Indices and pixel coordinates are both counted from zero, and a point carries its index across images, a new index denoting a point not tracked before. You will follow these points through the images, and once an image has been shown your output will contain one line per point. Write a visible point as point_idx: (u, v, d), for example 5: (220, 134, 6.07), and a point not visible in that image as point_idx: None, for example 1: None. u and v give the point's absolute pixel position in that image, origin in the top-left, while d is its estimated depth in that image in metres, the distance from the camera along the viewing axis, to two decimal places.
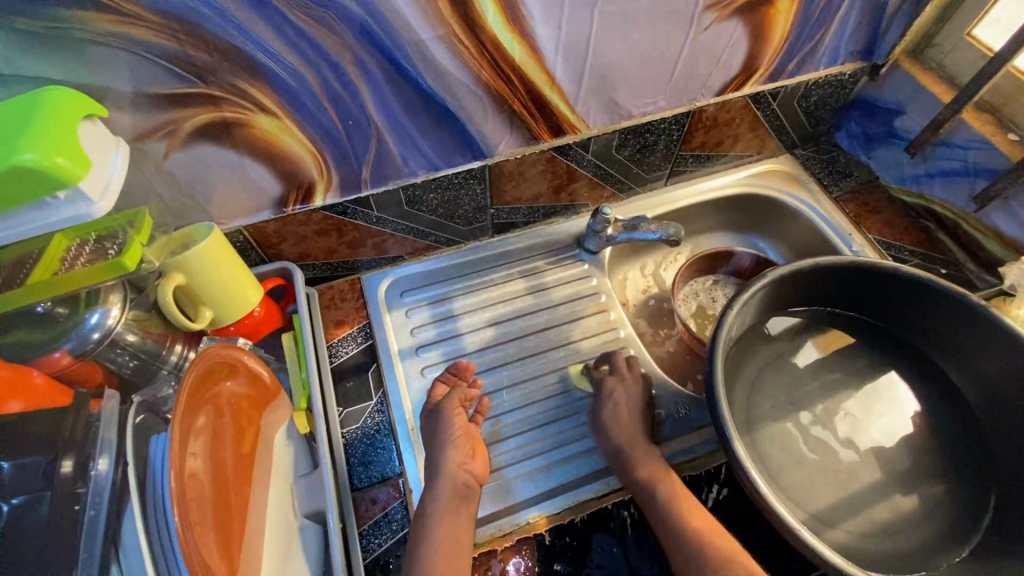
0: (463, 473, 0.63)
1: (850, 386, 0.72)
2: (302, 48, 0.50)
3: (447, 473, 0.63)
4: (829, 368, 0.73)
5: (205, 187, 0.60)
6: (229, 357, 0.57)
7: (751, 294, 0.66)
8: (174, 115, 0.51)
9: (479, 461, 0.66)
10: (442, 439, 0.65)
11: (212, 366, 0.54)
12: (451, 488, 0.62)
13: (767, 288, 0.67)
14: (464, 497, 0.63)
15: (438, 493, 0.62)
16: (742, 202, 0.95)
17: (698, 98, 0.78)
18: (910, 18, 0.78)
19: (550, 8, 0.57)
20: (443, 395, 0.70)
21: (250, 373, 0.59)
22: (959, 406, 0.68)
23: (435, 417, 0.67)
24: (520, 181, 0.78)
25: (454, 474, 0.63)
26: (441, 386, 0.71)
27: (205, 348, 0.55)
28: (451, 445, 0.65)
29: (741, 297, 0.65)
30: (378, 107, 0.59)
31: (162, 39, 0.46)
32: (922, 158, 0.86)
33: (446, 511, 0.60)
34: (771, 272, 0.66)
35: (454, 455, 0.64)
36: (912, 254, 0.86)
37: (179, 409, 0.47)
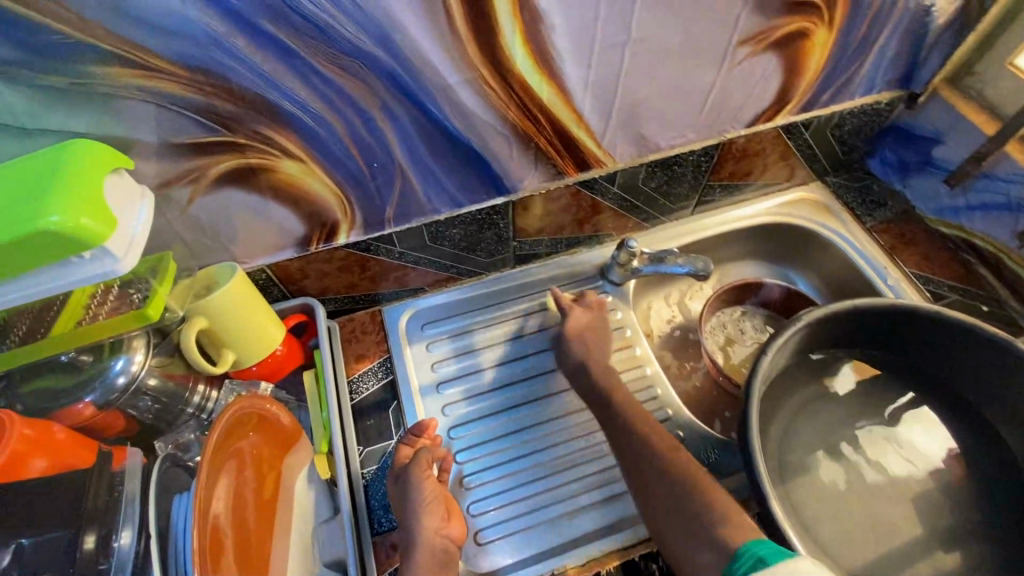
0: (442, 540, 0.60)
1: (890, 431, 0.69)
2: (328, 95, 0.49)
3: (424, 541, 0.59)
4: (867, 412, 0.70)
5: (228, 229, 0.59)
6: (256, 407, 0.56)
7: (787, 338, 0.64)
8: (199, 162, 0.51)
9: (456, 524, 0.63)
10: (413, 506, 0.61)
11: (239, 416, 0.54)
12: (428, 554, 0.58)
13: (802, 331, 0.65)
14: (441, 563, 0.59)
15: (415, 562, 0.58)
16: (771, 231, 0.93)
17: (728, 130, 0.75)
18: (952, 46, 0.75)
19: (580, 49, 0.55)
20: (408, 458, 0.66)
21: (273, 422, 0.59)
22: (1007, 457, 0.65)
23: (400, 480, 0.64)
24: (544, 214, 0.77)
25: (432, 540, 0.59)
26: (403, 448, 0.67)
27: (233, 400, 0.55)
28: (428, 510, 0.61)
29: (775, 342, 0.62)
30: (403, 149, 0.58)
31: (188, 91, 0.45)
32: (962, 189, 0.83)
33: None
34: (806, 315, 0.64)
35: (430, 521, 0.60)
36: (950, 289, 0.82)
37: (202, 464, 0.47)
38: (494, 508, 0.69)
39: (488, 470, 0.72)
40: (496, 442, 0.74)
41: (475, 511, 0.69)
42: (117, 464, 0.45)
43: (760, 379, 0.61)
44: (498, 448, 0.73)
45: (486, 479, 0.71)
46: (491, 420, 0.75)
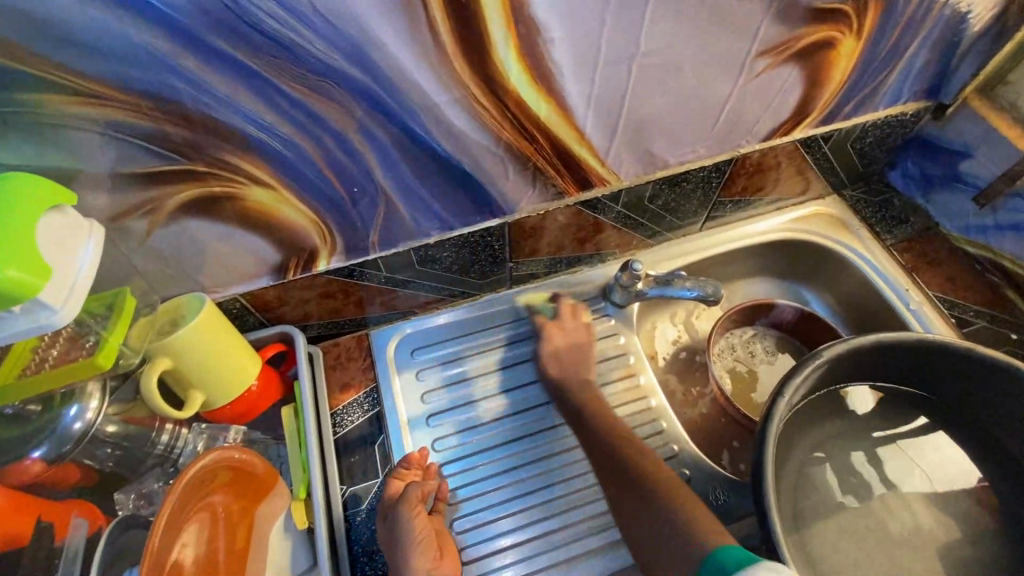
0: None
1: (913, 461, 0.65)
2: (298, 118, 0.44)
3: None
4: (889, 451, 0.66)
5: (194, 259, 0.54)
6: (234, 458, 0.53)
7: (805, 377, 0.58)
8: (155, 193, 0.45)
9: (448, 562, 0.59)
10: (403, 545, 0.57)
11: (211, 469, 0.51)
12: None
13: (821, 369, 0.59)
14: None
15: None
16: (785, 248, 0.87)
17: (743, 145, 0.69)
18: (986, 54, 0.69)
19: (583, 64, 0.49)
20: (399, 492, 0.62)
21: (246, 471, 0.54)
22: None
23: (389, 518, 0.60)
24: (543, 234, 0.71)
25: None
26: (394, 481, 0.63)
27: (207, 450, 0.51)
28: (418, 548, 0.57)
29: (793, 383, 0.57)
30: (386, 172, 0.52)
31: (135, 118, 0.40)
32: (992, 208, 0.77)
33: None
34: (827, 352, 0.59)
35: (420, 561, 0.56)
36: (977, 314, 0.77)
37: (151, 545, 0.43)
38: (488, 554, 0.65)
39: (481, 512, 0.67)
40: (491, 479, 0.69)
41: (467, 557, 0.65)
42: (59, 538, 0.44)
43: (776, 425, 0.56)
44: (493, 487, 0.68)
45: (480, 521, 0.67)
46: (486, 455, 0.70)
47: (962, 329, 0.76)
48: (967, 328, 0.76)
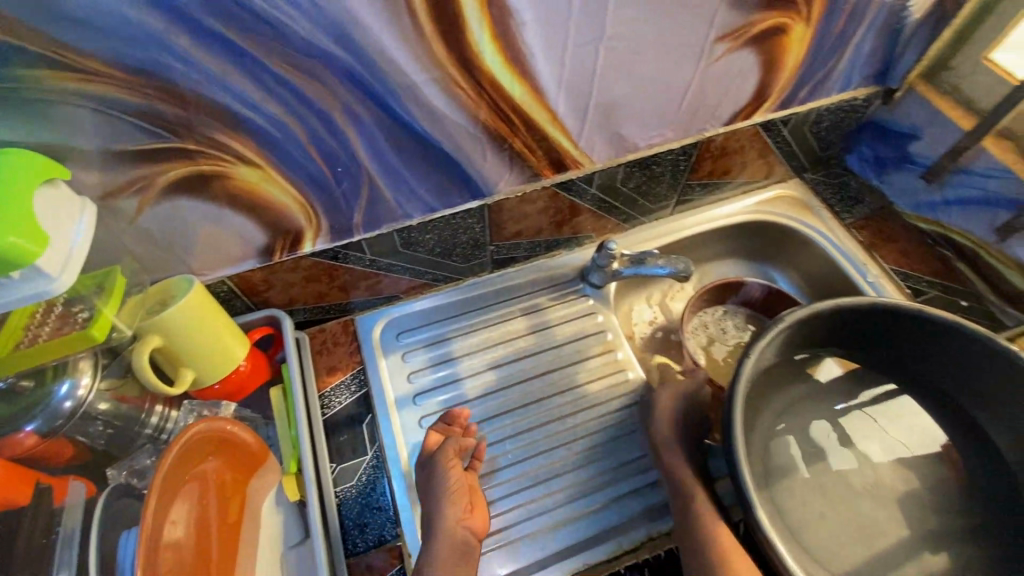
0: (463, 531, 0.58)
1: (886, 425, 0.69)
2: (284, 98, 0.46)
3: (446, 531, 0.58)
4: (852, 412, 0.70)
5: (184, 240, 0.56)
6: (208, 431, 0.53)
7: (770, 340, 0.62)
8: (147, 171, 0.47)
9: (479, 515, 0.61)
10: (437, 494, 0.60)
11: (192, 443, 0.51)
12: (449, 546, 0.56)
13: (785, 333, 0.63)
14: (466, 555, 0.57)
15: (435, 552, 0.56)
16: (752, 230, 0.92)
17: (707, 128, 0.74)
18: (927, 42, 0.75)
19: (553, 46, 0.52)
20: (436, 445, 0.65)
21: (237, 445, 0.56)
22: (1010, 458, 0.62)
23: (428, 469, 0.63)
24: (522, 216, 0.75)
25: (452, 532, 0.58)
26: (434, 433, 0.66)
27: (184, 428, 0.51)
28: (449, 500, 0.60)
29: (759, 345, 0.61)
30: (369, 152, 0.55)
31: (128, 95, 0.42)
32: (939, 184, 0.82)
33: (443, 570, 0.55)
34: (789, 316, 0.63)
35: (451, 511, 0.59)
36: (930, 285, 0.82)
37: (154, 489, 0.45)
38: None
39: None
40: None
41: None
42: (57, 499, 0.45)
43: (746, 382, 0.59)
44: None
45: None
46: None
47: (916, 298, 0.81)
48: (920, 297, 0.81)
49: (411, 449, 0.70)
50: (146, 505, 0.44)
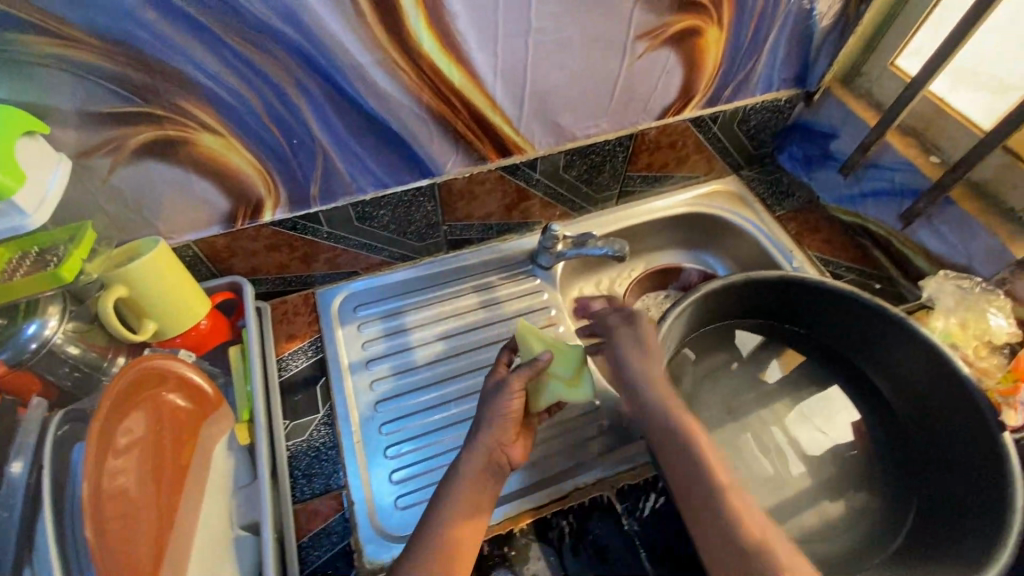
0: (502, 455, 0.62)
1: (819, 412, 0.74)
2: (243, 71, 0.53)
3: (485, 450, 0.61)
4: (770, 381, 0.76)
5: (153, 202, 0.62)
6: (136, 378, 0.56)
7: (684, 308, 0.69)
8: (118, 133, 0.53)
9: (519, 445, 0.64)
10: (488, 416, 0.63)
11: (143, 378, 0.57)
12: (483, 464, 0.61)
13: (699, 303, 0.70)
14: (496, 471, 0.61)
15: (470, 465, 0.60)
16: (693, 221, 0.99)
17: (640, 121, 0.81)
18: (836, 49, 0.83)
19: (484, 35, 0.60)
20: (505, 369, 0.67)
21: (189, 383, 0.61)
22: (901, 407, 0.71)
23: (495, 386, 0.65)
24: (471, 198, 0.81)
25: (492, 452, 0.61)
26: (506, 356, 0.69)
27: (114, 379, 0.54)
28: (499, 424, 0.62)
29: (673, 312, 0.68)
30: (322, 127, 0.62)
31: (101, 60, 0.48)
32: (855, 178, 0.90)
33: (472, 484, 0.60)
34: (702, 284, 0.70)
35: (496, 435, 0.62)
36: (848, 270, 0.89)
37: (102, 412, 0.51)
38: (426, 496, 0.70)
39: (415, 439, 0.74)
40: (450, 428, 0.75)
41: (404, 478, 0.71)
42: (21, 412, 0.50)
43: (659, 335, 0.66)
44: (451, 434, 0.75)
45: (428, 467, 0.72)
46: (446, 408, 0.77)
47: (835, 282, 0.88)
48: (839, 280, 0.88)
49: (362, 409, 0.75)
50: (92, 426, 0.49)
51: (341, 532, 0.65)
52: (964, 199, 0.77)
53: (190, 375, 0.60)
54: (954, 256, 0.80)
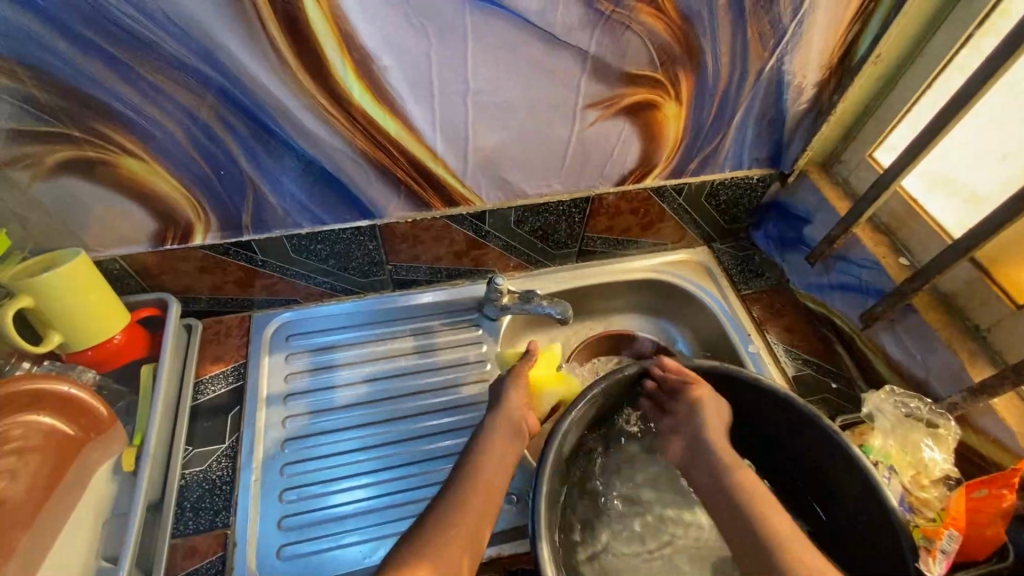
0: (520, 416, 0.71)
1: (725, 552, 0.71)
2: (164, 104, 0.54)
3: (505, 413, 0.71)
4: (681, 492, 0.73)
5: (78, 217, 0.62)
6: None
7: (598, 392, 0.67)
8: (37, 150, 0.55)
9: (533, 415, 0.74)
10: (506, 388, 0.74)
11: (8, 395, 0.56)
12: (505, 424, 0.70)
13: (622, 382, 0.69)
14: (517, 433, 0.70)
15: (495, 425, 0.70)
16: (654, 288, 0.94)
17: (597, 186, 0.79)
18: (810, 133, 0.80)
19: (419, 91, 0.59)
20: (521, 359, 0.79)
21: (69, 404, 0.60)
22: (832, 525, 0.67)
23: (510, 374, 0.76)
24: (416, 243, 0.79)
25: (511, 413, 0.71)
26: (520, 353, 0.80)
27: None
28: (515, 391, 0.73)
29: (591, 393, 0.66)
30: (250, 163, 0.62)
31: (18, 83, 0.50)
32: (824, 268, 0.86)
33: (497, 440, 0.68)
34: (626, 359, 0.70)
35: (514, 400, 0.72)
36: (805, 364, 0.83)
37: None
38: (326, 548, 0.67)
39: (320, 484, 0.72)
40: (436, 461, 0.75)
41: (301, 523, 0.68)
42: None
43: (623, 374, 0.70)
44: (435, 467, 0.74)
45: (395, 501, 0.71)
46: (426, 441, 0.76)
47: (792, 374, 0.82)
48: (794, 374, 0.81)
49: (269, 445, 0.73)
50: None
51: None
52: (926, 308, 0.73)
53: (71, 390, 0.60)
54: (913, 367, 0.75)
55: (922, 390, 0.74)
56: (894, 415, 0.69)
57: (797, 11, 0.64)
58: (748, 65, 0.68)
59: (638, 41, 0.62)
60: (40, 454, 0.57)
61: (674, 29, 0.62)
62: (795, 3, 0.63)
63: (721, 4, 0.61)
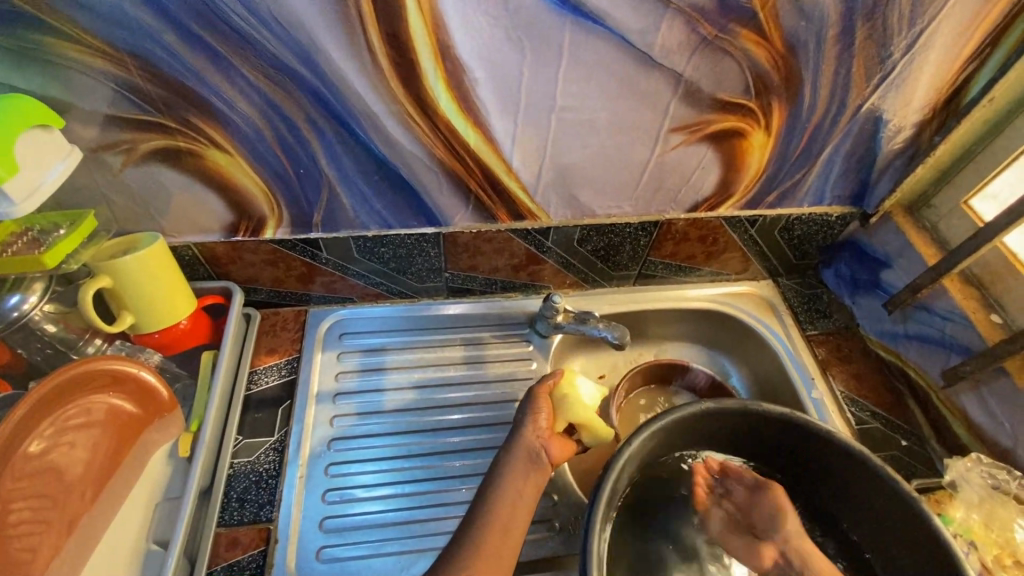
0: (537, 449, 0.63)
1: None
2: (257, 102, 0.55)
3: (521, 444, 0.64)
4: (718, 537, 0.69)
5: (161, 203, 0.63)
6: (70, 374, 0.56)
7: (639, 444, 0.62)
8: (131, 136, 0.56)
9: (558, 445, 0.66)
10: (524, 415, 0.66)
11: (82, 374, 0.57)
12: (525, 453, 0.63)
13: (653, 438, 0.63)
14: (537, 467, 0.63)
15: (513, 455, 0.63)
16: (712, 319, 0.90)
17: (667, 211, 0.77)
18: (901, 174, 0.76)
19: (505, 104, 0.59)
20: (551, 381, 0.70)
21: (136, 383, 0.62)
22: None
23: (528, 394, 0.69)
24: (477, 253, 0.78)
25: (528, 444, 0.64)
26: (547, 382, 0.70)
27: (38, 383, 0.54)
28: (534, 420, 0.65)
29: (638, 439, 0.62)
30: (330, 162, 0.62)
31: (122, 71, 0.51)
32: (901, 316, 0.81)
33: (516, 472, 0.61)
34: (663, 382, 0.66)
35: (530, 430, 0.65)
36: (874, 416, 0.76)
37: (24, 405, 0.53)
38: (362, 555, 0.66)
39: (363, 488, 0.71)
40: (478, 477, 0.73)
41: (341, 527, 0.68)
42: None
43: None
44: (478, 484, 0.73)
45: (434, 515, 0.70)
46: (468, 456, 0.75)
47: (856, 426, 0.75)
48: (862, 427, 0.75)
49: (315, 442, 0.73)
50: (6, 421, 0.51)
51: (253, 570, 0.61)
52: None
53: (141, 374, 0.62)
54: (997, 435, 0.70)
55: (1006, 460, 0.69)
56: (981, 486, 0.65)
57: (909, 47, 0.60)
58: (847, 99, 0.64)
59: (735, 67, 0.59)
60: (99, 429, 0.60)
61: (775, 59, 0.59)
62: (908, 39, 0.59)
63: (830, 35, 0.58)
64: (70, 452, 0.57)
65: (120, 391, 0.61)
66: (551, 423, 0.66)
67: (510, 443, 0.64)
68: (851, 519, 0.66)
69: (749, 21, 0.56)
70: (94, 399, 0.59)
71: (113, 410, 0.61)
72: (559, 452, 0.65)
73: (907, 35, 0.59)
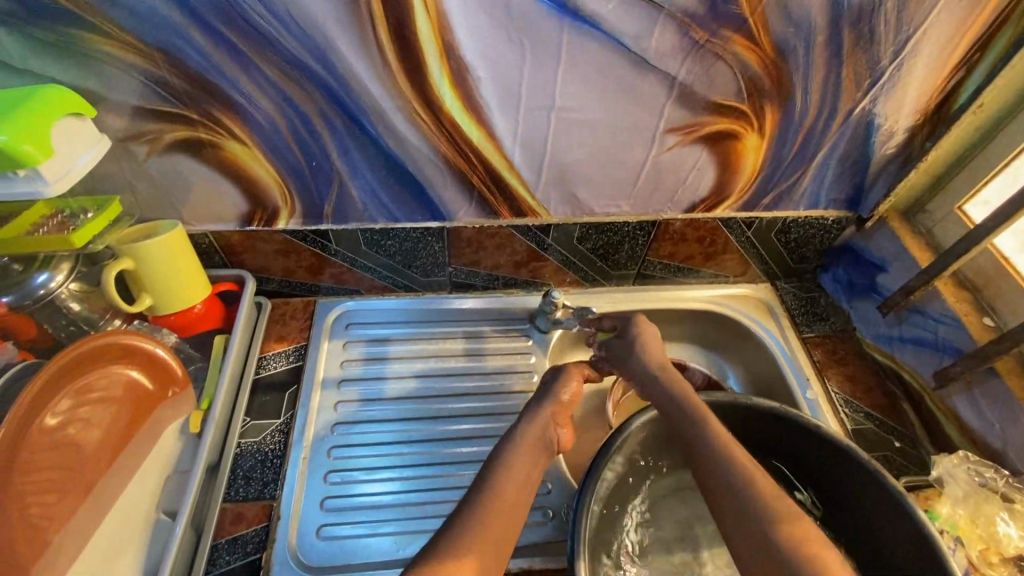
0: (550, 430, 0.68)
1: None
2: (273, 95, 0.59)
3: (540, 419, 0.68)
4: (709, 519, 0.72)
5: (181, 191, 0.67)
6: (90, 346, 0.60)
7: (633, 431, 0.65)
8: (157, 127, 0.60)
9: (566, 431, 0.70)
10: (548, 393, 0.71)
11: (101, 346, 0.62)
12: (537, 427, 0.67)
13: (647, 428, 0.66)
14: (545, 446, 0.67)
15: (529, 423, 0.68)
16: (710, 320, 0.91)
17: (664, 211, 0.79)
18: (896, 179, 0.77)
19: (507, 103, 0.62)
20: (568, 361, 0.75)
21: (147, 355, 0.66)
22: None
23: (554, 373, 0.74)
24: (480, 249, 0.81)
25: (545, 424, 0.68)
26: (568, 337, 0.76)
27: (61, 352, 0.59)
28: (550, 401, 0.70)
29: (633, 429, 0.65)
30: (341, 156, 0.65)
31: (151, 65, 0.55)
32: (896, 319, 0.82)
33: (525, 444, 0.65)
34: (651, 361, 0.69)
35: (546, 409, 0.69)
36: (868, 417, 0.77)
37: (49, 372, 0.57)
38: (360, 534, 0.68)
39: (362, 471, 0.73)
40: (475, 464, 0.75)
41: (339, 507, 0.70)
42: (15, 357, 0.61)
43: (659, 379, 0.70)
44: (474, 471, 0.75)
45: (430, 499, 0.72)
46: (466, 444, 0.77)
47: (850, 426, 0.76)
48: (855, 428, 0.76)
49: (319, 426, 0.76)
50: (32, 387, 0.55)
51: (256, 544, 0.64)
52: (1010, 372, 0.69)
53: (155, 350, 0.66)
54: (988, 435, 0.71)
55: (996, 461, 0.70)
56: (967, 481, 0.66)
57: (897, 53, 0.62)
58: (839, 104, 0.67)
59: (728, 71, 0.62)
60: (116, 403, 0.64)
61: (767, 63, 0.62)
62: (896, 45, 0.62)
63: (818, 41, 0.61)
64: (88, 422, 0.61)
65: (134, 365, 0.65)
66: (569, 405, 0.72)
67: (531, 416, 0.69)
68: (841, 517, 0.67)
69: (740, 27, 0.59)
70: (109, 369, 0.63)
71: (130, 383, 0.65)
72: (567, 438, 0.70)
73: (894, 42, 0.61)
